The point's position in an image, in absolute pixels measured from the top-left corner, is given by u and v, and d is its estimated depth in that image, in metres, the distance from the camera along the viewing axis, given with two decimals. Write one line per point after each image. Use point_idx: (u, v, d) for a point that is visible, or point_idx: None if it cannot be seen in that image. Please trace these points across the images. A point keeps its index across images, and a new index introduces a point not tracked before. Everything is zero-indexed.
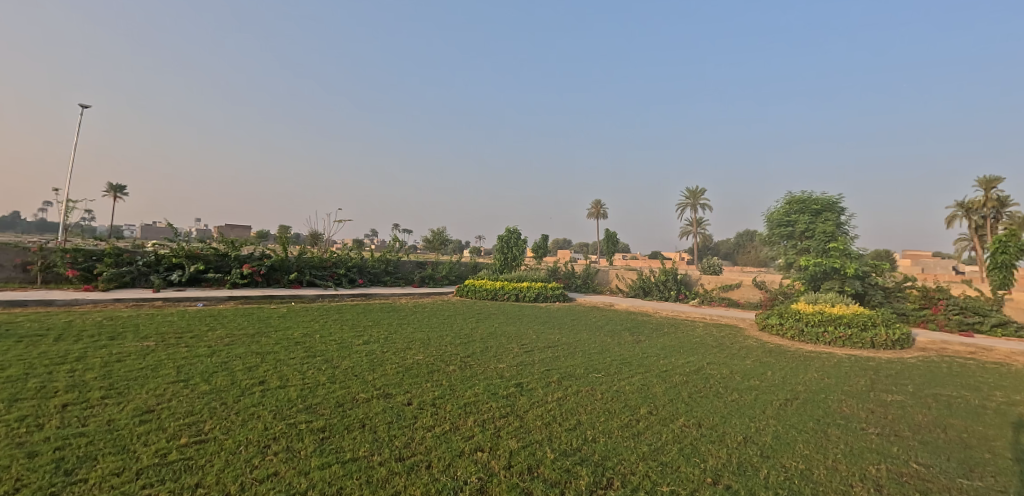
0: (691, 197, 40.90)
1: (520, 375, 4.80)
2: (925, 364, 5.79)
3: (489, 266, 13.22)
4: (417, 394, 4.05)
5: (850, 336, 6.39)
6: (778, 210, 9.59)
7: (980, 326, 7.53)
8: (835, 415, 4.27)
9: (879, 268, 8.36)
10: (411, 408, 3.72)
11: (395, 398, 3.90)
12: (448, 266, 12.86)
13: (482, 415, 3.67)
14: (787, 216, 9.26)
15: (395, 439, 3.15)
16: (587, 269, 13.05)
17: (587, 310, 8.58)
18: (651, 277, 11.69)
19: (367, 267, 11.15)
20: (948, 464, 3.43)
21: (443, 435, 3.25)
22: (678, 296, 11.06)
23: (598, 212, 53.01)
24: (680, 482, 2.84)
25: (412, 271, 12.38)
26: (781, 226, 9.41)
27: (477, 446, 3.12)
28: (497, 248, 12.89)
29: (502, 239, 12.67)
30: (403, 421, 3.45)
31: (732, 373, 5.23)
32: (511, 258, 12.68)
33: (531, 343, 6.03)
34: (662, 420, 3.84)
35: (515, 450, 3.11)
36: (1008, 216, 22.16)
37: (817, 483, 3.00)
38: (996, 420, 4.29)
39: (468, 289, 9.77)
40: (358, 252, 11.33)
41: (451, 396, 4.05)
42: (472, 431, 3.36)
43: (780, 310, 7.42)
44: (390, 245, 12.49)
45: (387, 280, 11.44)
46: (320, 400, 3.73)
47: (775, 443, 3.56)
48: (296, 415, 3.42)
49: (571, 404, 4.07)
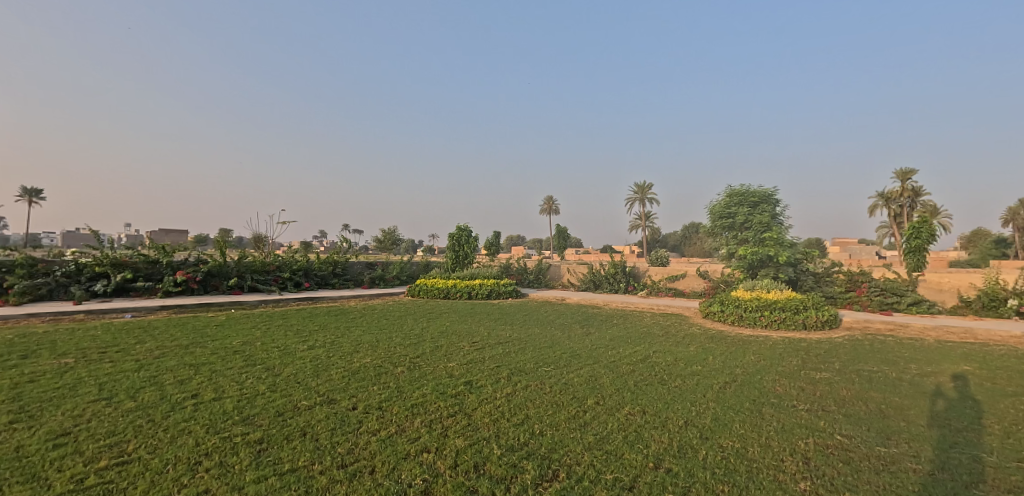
0: (639, 192, 42.05)
1: (469, 373, 4.78)
2: (850, 342, 6.25)
3: (442, 264, 13.08)
4: (363, 398, 3.95)
5: (784, 320, 6.77)
6: (719, 203, 9.88)
7: (898, 305, 8.20)
8: (769, 395, 4.53)
9: (809, 255, 8.97)
10: (356, 413, 3.61)
11: (339, 404, 3.79)
12: (400, 266, 12.62)
13: (430, 416, 3.62)
14: (727, 209, 9.43)
15: (337, 446, 3.05)
16: (539, 265, 13.16)
17: (539, 305, 8.67)
18: (601, 271, 11.95)
19: (314, 269, 10.73)
20: (868, 434, 3.72)
21: (388, 438, 3.18)
22: (627, 288, 11.34)
23: (551, 209, 53.73)
24: (623, 469, 2.92)
25: (362, 272, 12.06)
26: (722, 218, 9.59)
27: (423, 447, 3.08)
28: (447, 246, 12.75)
29: (453, 236, 12.51)
30: (347, 427, 3.35)
31: (675, 360, 5.45)
32: (463, 256, 12.52)
33: (482, 341, 6.03)
34: (608, 410, 3.93)
35: (462, 449, 3.08)
36: (921, 204, 24.40)
37: (750, 460, 3.17)
38: (910, 392, 4.72)
39: (420, 288, 9.60)
40: (304, 254, 10.89)
41: (398, 398, 3.98)
42: (419, 432, 3.31)
43: (721, 297, 7.76)
44: (338, 246, 12.10)
45: (336, 283, 11.08)
46: (258, 411, 3.55)
47: (714, 425, 3.73)
48: (231, 428, 3.24)
49: (519, 399, 4.10)
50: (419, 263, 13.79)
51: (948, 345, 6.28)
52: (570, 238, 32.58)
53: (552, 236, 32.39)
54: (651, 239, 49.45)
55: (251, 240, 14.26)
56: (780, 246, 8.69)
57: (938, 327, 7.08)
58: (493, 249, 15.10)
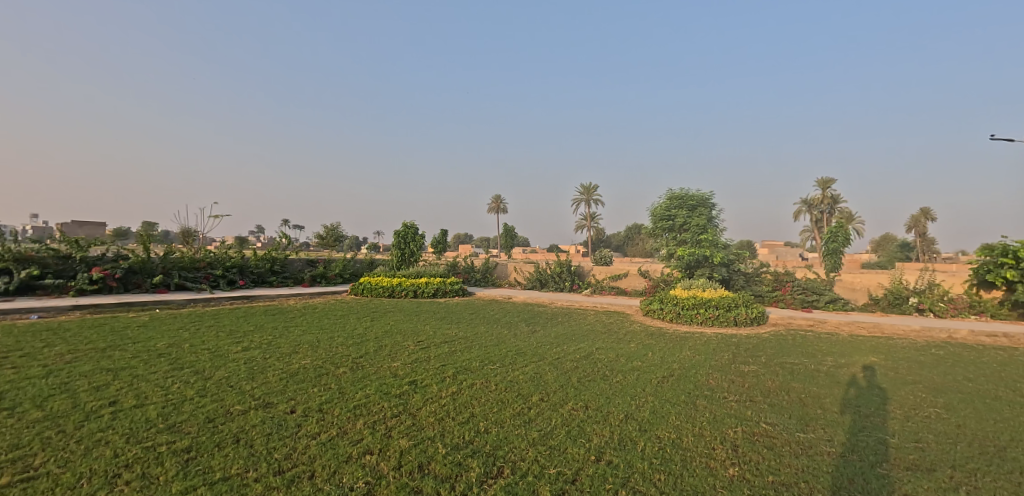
0: (584, 193, 43.06)
1: (414, 373, 4.72)
2: (775, 337, 6.75)
3: (387, 262, 12.78)
4: (302, 400, 3.79)
5: (718, 316, 7.19)
6: (660, 205, 10.30)
7: (817, 302, 8.92)
8: (703, 388, 4.80)
9: (741, 256, 9.58)
10: (294, 417, 3.45)
11: (276, 407, 3.61)
12: (343, 263, 12.19)
13: (372, 417, 3.53)
14: (668, 211, 9.72)
15: (273, 451, 2.91)
16: (486, 263, 13.17)
17: (486, 304, 8.68)
18: (547, 270, 12.13)
19: (250, 266, 10.16)
20: (790, 421, 4.03)
21: (328, 442, 3.07)
22: (572, 287, 11.59)
23: (499, 208, 53.83)
24: (566, 463, 2.99)
25: (302, 269, 11.55)
26: (662, 220, 9.85)
27: (365, 449, 3.00)
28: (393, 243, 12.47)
29: (399, 233, 12.26)
30: (283, 431, 3.19)
31: (617, 356, 5.65)
32: (409, 253, 12.30)
33: (428, 340, 5.96)
34: (553, 406, 4.01)
35: (406, 449, 3.03)
36: (838, 210, 26.75)
37: (684, 449, 3.34)
38: (826, 382, 5.17)
39: (365, 287, 9.34)
40: (239, 251, 10.28)
41: (339, 399, 3.85)
42: (361, 434, 3.22)
43: (661, 296, 8.11)
44: (277, 242, 11.52)
45: (274, 281, 10.54)
46: (184, 417, 3.31)
47: (652, 417, 3.90)
48: (156, 437, 3.00)
49: (465, 397, 4.09)
50: (363, 260, 13.40)
51: (858, 339, 6.93)
52: (517, 237, 32.87)
53: (501, 235, 32.54)
54: (597, 239, 50.90)
55: (178, 235, 13.26)
56: (714, 247, 9.22)
57: (850, 323, 7.78)
58: (439, 248, 14.87)
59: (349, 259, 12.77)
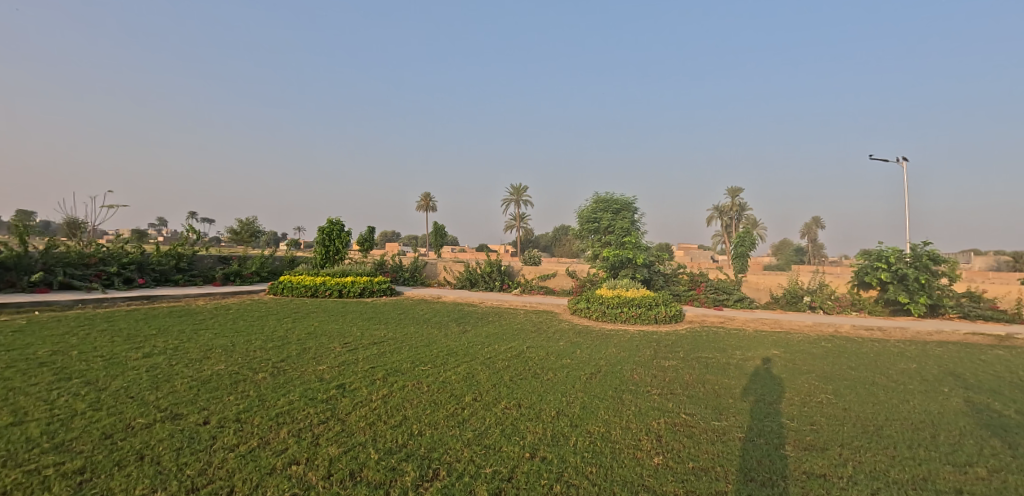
0: (514, 193, 43.67)
1: (341, 376, 4.54)
2: (691, 333, 7.26)
3: (310, 260, 12.16)
4: (217, 410, 3.51)
5: (640, 315, 7.61)
6: (587, 208, 10.71)
7: (727, 301, 9.74)
8: (628, 382, 5.06)
9: (661, 258, 10.20)
10: (207, 428, 3.19)
11: (186, 419, 3.31)
12: (261, 261, 11.43)
13: (297, 425, 3.35)
14: (593, 214, 10.37)
15: (185, 467, 2.67)
16: (415, 262, 12.95)
17: (415, 303, 8.54)
18: (477, 269, 12.14)
19: (152, 263, 9.23)
20: (706, 411, 4.36)
21: (248, 454, 2.87)
22: (503, 285, 11.71)
23: (428, 205, 52.95)
24: (501, 461, 3.02)
25: (213, 266, 10.67)
26: (588, 223, 10.48)
27: (290, 459, 2.84)
28: (317, 240, 11.89)
29: (322, 230, 11.73)
30: (195, 445, 2.94)
31: (547, 354, 5.80)
32: (333, 251, 11.79)
33: (355, 341, 5.76)
34: (486, 405, 4.04)
35: (336, 457, 2.91)
36: (744, 217, 29.44)
37: (613, 442, 3.50)
38: (736, 373, 5.66)
39: (286, 285, 8.83)
40: (137, 246, 9.30)
41: (259, 408, 3.62)
42: (285, 443, 3.05)
43: (587, 295, 8.41)
44: (183, 237, 10.55)
45: (180, 279, 9.64)
46: (74, 435, 2.93)
47: (582, 413, 4.05)
48: (37, 459, 2.63)
49: (396, 400, 4.00)
50: (284, 258, 12.63)
51: (762, 334, 7.65)
52: (447, 236, 32.63)
53: (431, 234, 32.13)
54: (528, 240, 51.93)
55: (61, 227, 11.70)
56: (637, 249, 9.66)
57: (755, 319, 8.57)
58: (367, 245, 14.37)
59: (268, 256, 11.97)
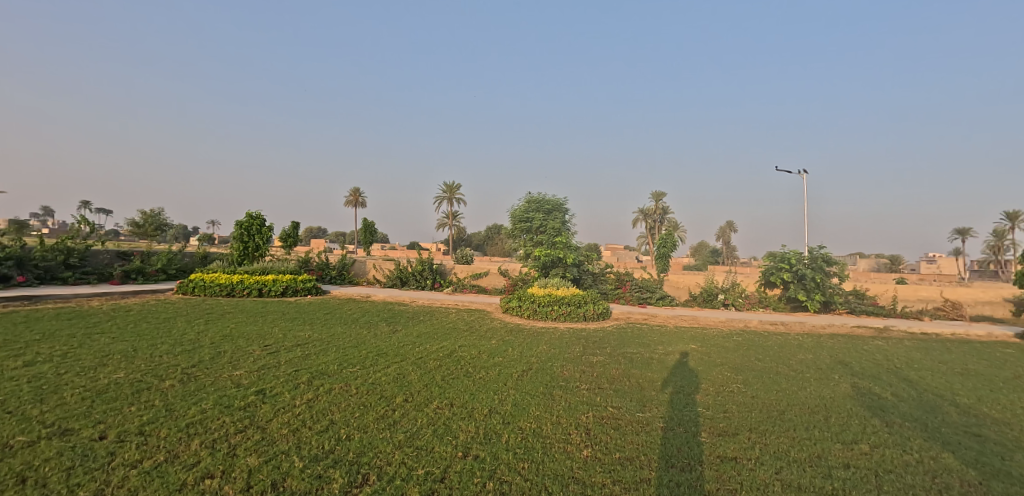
0: (447, 191, 43.33)
1: (261, 381, 4.29)
2: (618, 330, 7.64)
3: (226, 257, 11.32)
4: (115, 423, 3.19)
5: (569, 312, 7.88)
6: (519, 207, 10.86)
7: (650, 299, 10.35)
8: (558, 378, 5.23)
9: (590, 258, 10.62)
10: (104, 444, 2.89)
11: (77, 435, 2.98)
12: (168, 257, 10.46)
13: (211, 435, 3.13)
14: (526, 213, 10.48)
15: (77, 489, 2.41)
16: (344, 260, 12.48)
17: (343, 303, 8.24)
18: (408, 267, 11.89)
19: (33, 259, 8.16)
20: (631, 404, 4.62)
21: (154, 470, 2.64)
22: (436, 284, 11.61)
23: (358, 201, 51.22)
24: (434, 462, 3.02)
25: (110, 263, 9.62)
26: (521, 222, 10.56)
27: (204, 473, 2.66)
28: (234, 235, 11.06)
29: (240, 225, 10.94)
30: (89, 463, 2.66)
31: (479, 353, 5.84)
32: (252, 247, 11.04)
33: (276, 343, 5.46)
34: (417, 406, 4.01)
35: (255, 467, 2.76)
36: (666, 220, 31.50)
37: (544, 437, 3.61)
38: (659, 367, 6.05)
39: (197, 284, 8.19)
40: (14, 239, 8.17)
41: (166, 418, 3.33)
42: (198, 456, 2.84)
43: (519, 294, 8.56)
44: (73, 230, 9.41)
45: (70, 277, 8.60)
46: None
47: (514, 410, 4.13)
48: None
49: (322, 405, 3.86)
50: (195, 255, 11.63)
51: (682, 329, 8.21)
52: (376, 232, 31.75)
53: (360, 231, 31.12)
54: (462, 238, 51.85)
55: None
56: (568, 249, 10.00)
57: (676, 316, 9.18)
58: (291, 241, 13.60)
59: (177, 253, 10.97)
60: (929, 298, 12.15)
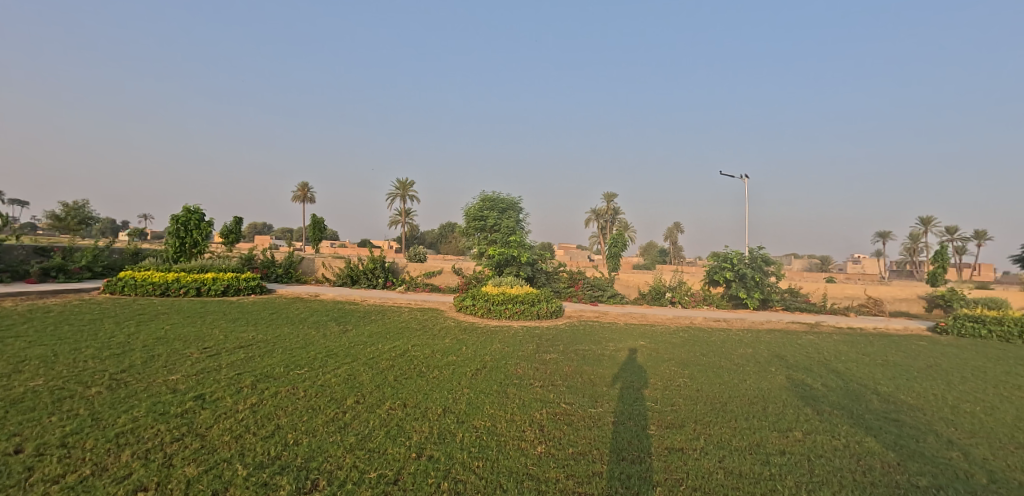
0: (401, 188, 42.64)
1: (200, 386, 4.09)
2: (570, 328, 7.84)
3: (161, 254, 10.62)
4: (32, 436, 2.95)
5: (522, 311, 7.99)
6: (473, 206, 10.83)
7: (602, 297, 10.68)
8: (512, 376, 5.31)
9: (543, 257, 10.80)
10: (20, 459, 2.67)
11: None
12: (94, 253, 9.69)
13: (144, 445, 2.96)
14: (481, 212, 10.46)
15: None
16: (290, 257, 12.02)
17: (290, 302, 7.96)
18: (359, 266, 11.63)
19: None
20: (583, 400, 4.76)
21: (78, 485, 2.48)
22: (389, 283, 11.44)
23: (307, 196, 49.35)
24: (387, 464, 3.00)
25: (25, 260, 8.80)
26: (475, 221, 10.55)
27: (137, 486, 2.52)
28: (169, 231, 10.38)
29: (177, 220, 10.28)
30: (2, 481, 2.45)
31: (433, 352, 5.83)
32: (190, 244, 10.42)
33: (217, 346, 5.20)
34: (369, 408, 3.96)
35: (194, 478, 2.64)
36: (616, 220, 32.60)
37: (498, 435, 3.67)
38: (609, 363, 6.27)
39: (127, 283, 7.66)
40: None
41: (91, 429, 3.11)
42: (129, 468, 2.68)
43: (473, 292, 8.59)
44: None
45: None
46: None
47: (468, 409, 4.16)
48: None
49: (267, 409, 3.74)
50: (124, 252, 10.83)
51: (632, 326, 8.53)
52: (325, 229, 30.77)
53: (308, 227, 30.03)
54: (416, 237, 51.19)
55: None
56: (521, 247, 10.15)
57: (626, 313, 9.52)
58: (232, 238, 12.94)
59: (104, 249, 10.18)
60: (854, 295, 13.25)
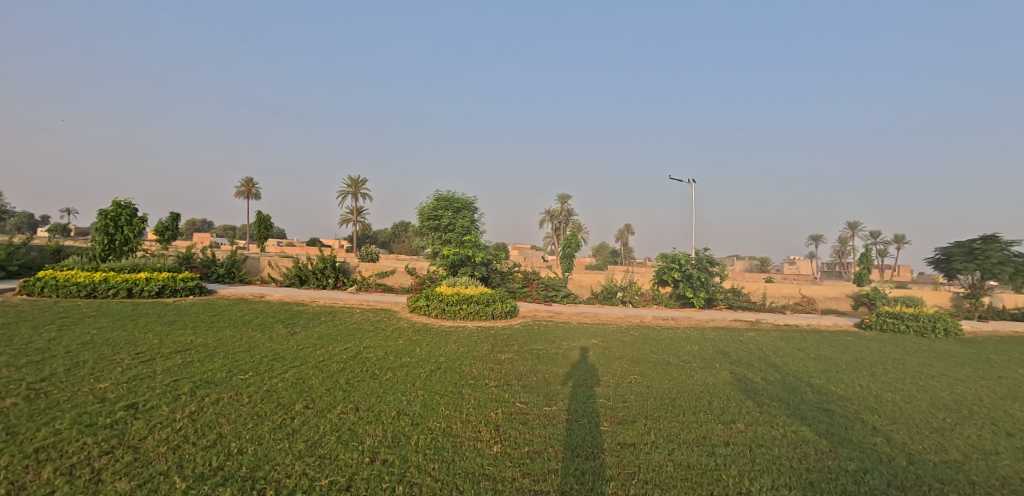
0: (353, 186, 41.55)
1: (132, 394, 3.85)
2: (524, 327, 7.97)
3: (87, 252, 9.85)
4: None
5: (476, 311, 8.04)
6: (427, 205, 10.73)
7: (555, 297, 10.92)
8: (467, 377, 5.33)
9: (498, 257, 10.89)
10: None
11: None
12: (8, 251, 8.86)
13: (68, 460, 2.77)
14: (434, 212, 10.38)
15: None
16: (233, 256, 11.46)
17: (232, 304, 7.60)
18: (308, 265, 11.26)
19: None
20: (538, 398, 4.86)
21: None
22: (340, 284, 11.15)
23: (250, 193, 46.89)
24: (338, 470, 2.96)
25: None
26: (429, 220, 10.45)
27: None
28: (96, 228, 9.62)
29: (106, 215, 9.56)
30: None
31: (386, 354, 5.76)
32: (121, 241, 9.73)
33: (151, 351, 4.90)
34: (319, 412, 3.87)
35: (127, 494, 2.50)
36: (568, 221, 33.40)
37: (454, 436, 3.69)
38: (563, 362, 6.43)
39: (46, 284, 7.06)
40: None
41: (5, 444, 2.87)
42: (51, 485, 2.50)
43: (427, 292, 8.53)
44: None
45: None
46: None
47: (423, 410, 4.16)
48: None
49: (209, 417, 3.58)
50: (43, 250, 9.93)
51: (584, 326, 8.77)
52: None
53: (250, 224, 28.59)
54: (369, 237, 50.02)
55: None
56: (476, 247, 10.19)
57: (579, 313, 9.77)
58: (168, 235, 12.17)
59: (19, 247, 9.31)
60: (791, 295, 14.22)
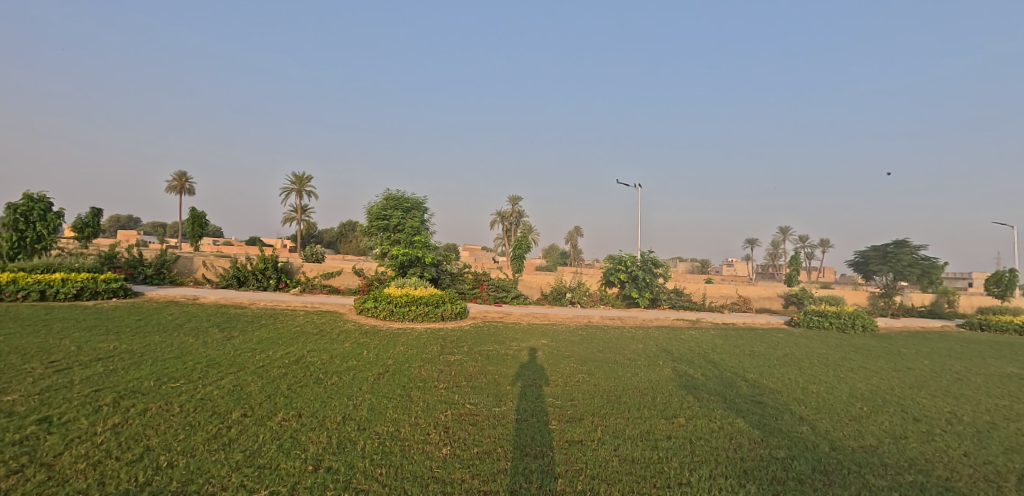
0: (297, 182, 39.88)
1: (45, 407, 3.56)
2: (474, 328, 8.03)
3: None
4: None
5: (426, 313, 8.01)
6: (375, 204, 10.48)
7: (505, 298, 11.08)
8: (416, 379, 5.32)
9: (448, 258, 10.87)
10: None
11: None
12: None
13: None
14: (383, 211, 10.23)
15: None
16: (162, 255, 10.70)
17: (162, 306, 7.12)
18: (247, 265, 10.73)
19: None
20: (487, 399, 4.94)
21: None
22: (282, 284, 10.70)
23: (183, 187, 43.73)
24: (279, 480, 2.89)
25: None
26: (378, 219, 10.28)
27: None
28: (2, 223, 8.72)
29: (14, 208, 8.69)
30: None
31: (331, 357, 5.63)
32: (33, 238, 8.87)
33: (67, 359, 4.52)
34: (259, 420, 3.74)
35: None
36: (519, 222, 33.82)
37: (402, 439, 3.69)
38: (513, 362, 6.54)
39: None
40: None
41: None
42: None
43: (374, 294, 8.37)
44: None
45: None
46: None
47: (370, 415, 4.12)
48: None
49: (134, 429, 3.37)
50: None
51: (534, 326, 8.95)
52: None
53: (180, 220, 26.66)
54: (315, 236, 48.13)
55: None
56: (426, 248, 10.11)
57: (528, 313, 9.95)
58: (88, 231, 11.20)
59: None
60: (728, 295, 15.18)
